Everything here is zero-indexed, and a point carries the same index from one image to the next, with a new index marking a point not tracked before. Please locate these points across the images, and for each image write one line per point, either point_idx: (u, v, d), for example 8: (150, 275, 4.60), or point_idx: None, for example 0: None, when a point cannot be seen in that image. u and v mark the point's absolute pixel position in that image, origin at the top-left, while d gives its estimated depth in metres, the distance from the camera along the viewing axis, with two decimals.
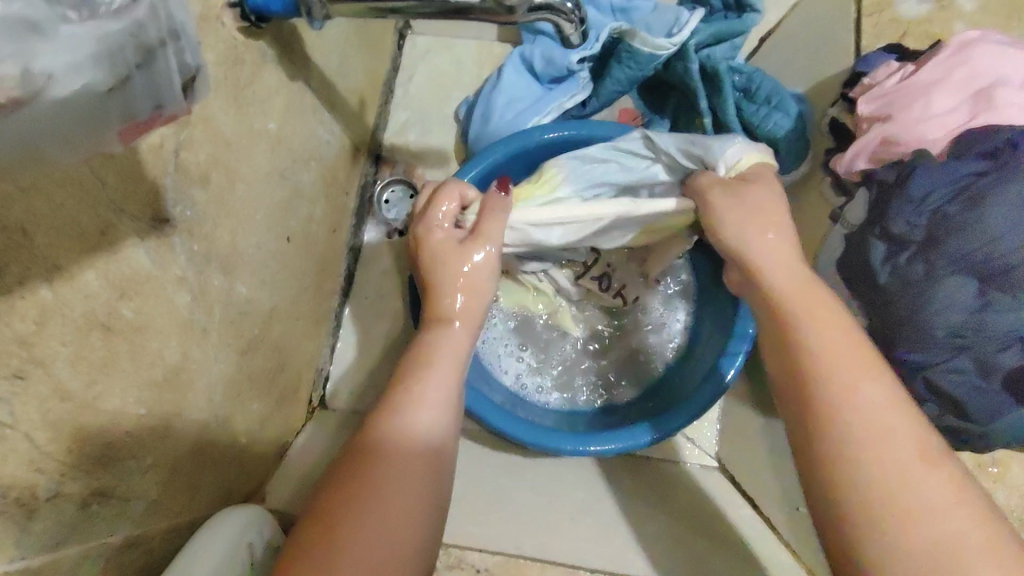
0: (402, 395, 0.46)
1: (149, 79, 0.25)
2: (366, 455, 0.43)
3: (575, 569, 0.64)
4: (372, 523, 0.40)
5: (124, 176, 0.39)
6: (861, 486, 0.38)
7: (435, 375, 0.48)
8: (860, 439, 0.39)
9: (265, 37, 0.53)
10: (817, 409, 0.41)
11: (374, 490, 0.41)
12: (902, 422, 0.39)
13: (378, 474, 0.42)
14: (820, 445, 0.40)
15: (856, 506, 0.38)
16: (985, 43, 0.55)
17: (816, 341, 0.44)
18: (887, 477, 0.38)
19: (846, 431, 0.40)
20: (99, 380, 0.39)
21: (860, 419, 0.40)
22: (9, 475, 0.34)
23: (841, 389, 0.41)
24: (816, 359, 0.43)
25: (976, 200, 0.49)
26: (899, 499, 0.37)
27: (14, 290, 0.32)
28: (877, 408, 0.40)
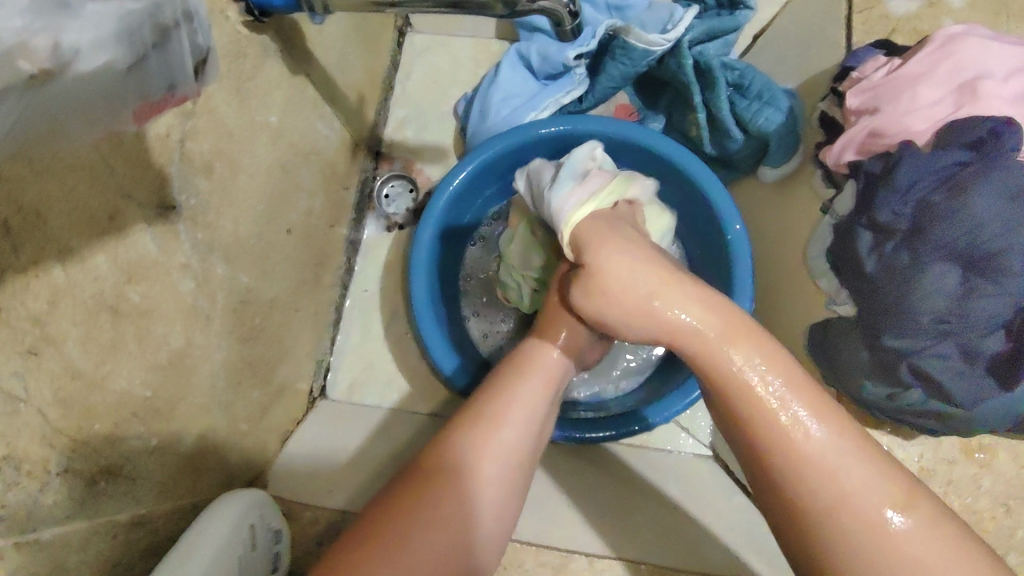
0: (489, 410, 0.47)
1: (163, 58, 0.27)
2: (469, 451, 0.45)
3: (571, 553, 0.65)
4: (433, 518, 0.41)
5: (132, 162, 0.40)
6: (840, 533, 0.37)
7: (528, 394, 0.49)
8: (828, 488, 0.38)
9: (267, 32, 0.54)
10: (773, 457, 0.40)
11: (445, 499, 0.42)
12: (866, 464, 0.39)
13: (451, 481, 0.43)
14: (791, 494, 0.39)
15: (838, 556, 0.37)
16: (969, 37, 0.57)
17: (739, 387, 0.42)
18: (860, 524, 0.37)
19: (820, 481, 0.38)
20: (107, 360, 0.41)
21: (830, 469, 0.38)
22: (22, 448, 0.35)
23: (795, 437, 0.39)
24: (756, 405, 0.41)
25: (960, 189, 0.50)
26: (882, 542, 0.37)
27: (28, 270, 0.34)
28: (837, 454, 0.39)
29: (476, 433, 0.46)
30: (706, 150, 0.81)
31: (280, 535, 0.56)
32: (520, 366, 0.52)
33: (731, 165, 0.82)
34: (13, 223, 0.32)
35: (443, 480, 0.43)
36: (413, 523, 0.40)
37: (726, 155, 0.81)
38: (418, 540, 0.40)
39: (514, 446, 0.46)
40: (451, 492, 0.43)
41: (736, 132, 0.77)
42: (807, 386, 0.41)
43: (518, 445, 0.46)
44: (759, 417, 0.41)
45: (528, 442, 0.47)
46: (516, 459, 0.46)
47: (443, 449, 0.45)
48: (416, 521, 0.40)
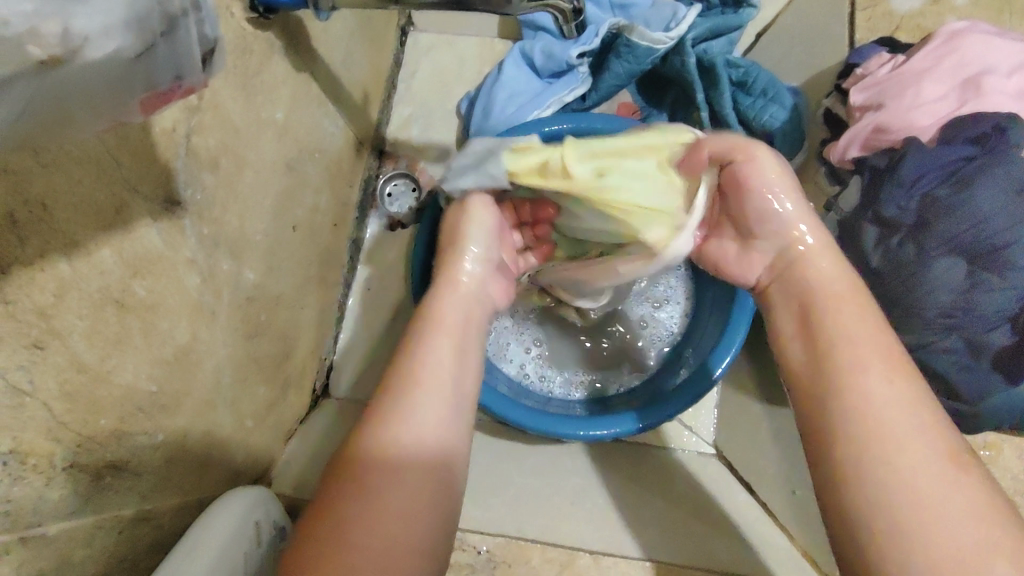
0: (394, 390, 0.46)
1: (170, 48, 0.27)
2: (378, 425, 0.44)
3: (574, 551, 0.67)
4: (368, 505, 0.41)
5: (138, 156, 0.40)
6: (880, 485, 0.39)
7: (434, 354, 0.49)
8: (882, 437, 0.40)
9: (272, 28, 0.54)
10: (836, 401, 0.43)
11: (385, 485, 0.42)
12: (924, 425, 0.40)
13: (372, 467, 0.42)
14: (841, 439, 0.41)
15: (888, 484, 0.38)
16: (973, 34, 0.57)
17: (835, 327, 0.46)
18: (903, 475, 0.38)
19: (890, 422, 0.40)
20: (113, 355, 0.41)
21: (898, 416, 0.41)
22: (28, 441, 0.35)
23: (865, 383, 0.43)
24: (841, 347, 0.45)
25: (965, 182, 0.51)
26: (919, 497, 0.37)
27: (35, 262, 0.33)
28: (910, 405, 0.41)
29: (387, 407, 0.45)
30: None
31: (283, 531, 0.56)
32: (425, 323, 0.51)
33: None
34: (20, 215, 0.32)
35: (369, 466, 0.42)
36: (351, 505, 0.40)
37: None
38: (357, 520, 0.40)
39: (429, 403, 0.46)
40: (372, 466, 0.42)
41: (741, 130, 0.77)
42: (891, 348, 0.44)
43: (434, 401, 0.46)
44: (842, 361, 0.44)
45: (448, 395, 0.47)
46: (441, 417, 0.46)
47: (358, 438, 0.44)
48: (346, 503, 0.40)
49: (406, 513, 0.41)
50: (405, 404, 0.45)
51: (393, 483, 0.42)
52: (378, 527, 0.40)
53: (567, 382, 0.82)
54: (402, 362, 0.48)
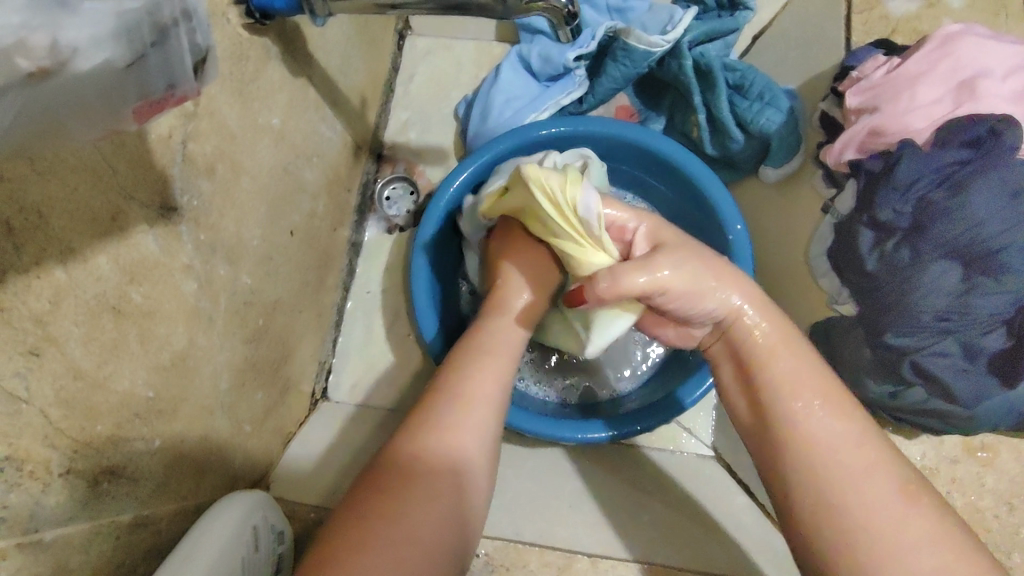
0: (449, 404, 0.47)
1: (163, 57, 0.27)
2: (432, 431, 0.45)
3: (572, 553, 0.65)
4: (417, 507, 0.41)
5: (134, 163, 0.40)
6: (836, 527, 0.40)
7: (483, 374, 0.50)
8: (829, 484, 0.41)
9: (268, 34, 0.54)
10: (790, 461, 0.44)
11: (428, 493, 0.42)
12: (868, 464, 0.42)
13: (418, 474, 0.43)
14: (796, 500, 0.43)
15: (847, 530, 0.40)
16: (968, 36, 0.57)
17: (775, 380, 0.46)
18: (857, 515, 0.40)
19: (833, 465, 0.42)
20: (110, 361, 0.41)
21: (844, 462, 0.42)
22: (24, 448, 0.35)
23: (815, 437, 0.43)
24: (784, 408, 0.45)
25: (961, 185, 0.50)
26: (873, 532, 0.39)
27: (30, 269, 0.34)
28: (852, 449, 0.42)
29: (434, 417, 0.46)
30: (707, 152, 0.81)
31: (282, 536, 0.56)
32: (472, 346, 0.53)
33: (732, 165, 0.82)
34: (16, 223, 0.32)
35: (423, 474, 0.43)
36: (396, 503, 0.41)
37: (728, 155, 0.81)
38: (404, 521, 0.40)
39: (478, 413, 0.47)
40: (416, 475, 0.43)
41: (738, 133, 0.77)
42: (832, 398, 0.45)
43: (484, 414, 0.48)
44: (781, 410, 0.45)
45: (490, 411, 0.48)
46: (483, 428, 0.47)
47: (406, 443, 0.45)
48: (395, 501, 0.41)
49: (442, 517, 0.42)
50: (454, 416, 0.46)
51: (435, 489, 0.43)
52: (417, 531, 0.40)
53: (564, 387, 0.82)
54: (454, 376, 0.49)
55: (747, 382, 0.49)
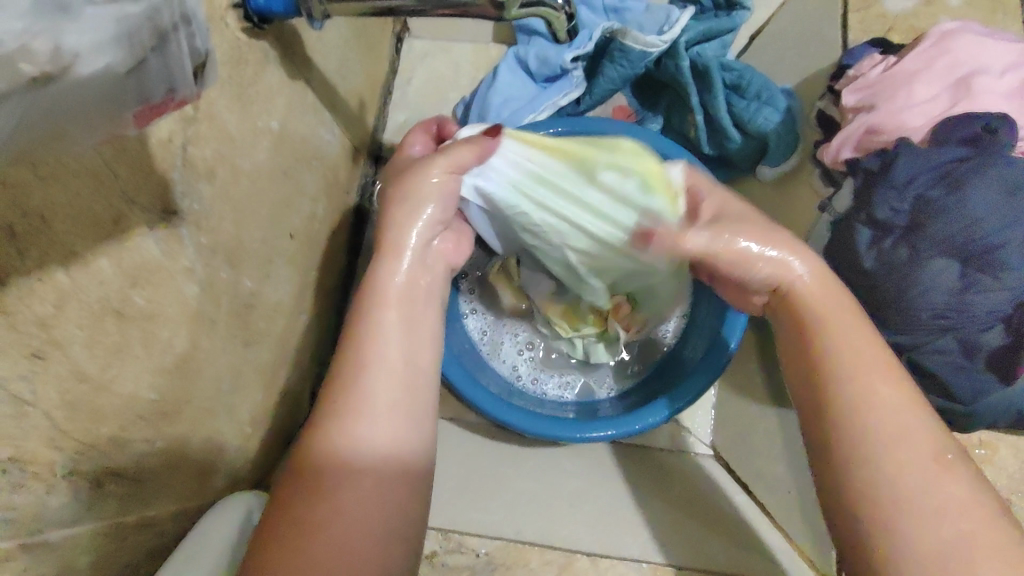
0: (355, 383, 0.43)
1: (162, 60, 0.28)
2: (334, 421, 0.42)
3: (572, 552, 0.67)
4: (352, 509, 0.40)
5: (136, 168, 0.41)
6: (879, 505, 0.40)
7: (394, 323, 0.46)
8: (879, 455, 0.41)
9: (267, 38, 0.55)
10: (837, 422, 0.43)
11: (351, 489, 0.40)
12: (911, 433, 0.41)
13: (341, 476, 0.40)
14: (838, 460, 0.42)
15: (890, 499, 0.39)
16: (963, 34, 0.57)
17: (837, 343, 0.45)
18: (902, 479, 0.40)
19: (874, 430, 0.42)
20: (113, 364, 0.41)
21: (885, 424, 0.42)
22: (30, 450, 0.35)
23: (864, 402, 0.43)
24: (833, 372, 0.45)
25: (957, 184, 0.51)
26: (915, 506, 0.39)
27: (34, 272, 0.34)
28: (894, 411, 0.42)
29: (345, 403, 0.42)
30: (704, 151, 0.81)
31: None
32: (370, 288, 0.47)
33: (730, 164, 0.82)
34: (19, 228, 0.32)
35: (342, 471, 0.41)
36: (319, 508, 0.39)
37: (726, 154, 0.81)
38: (331, 525, 0.39)
39: (386, 365, 0.44)
40: (332, 463, 0.41)
41: (735, 132, 0.77)
42: (877, 361, 0.44)
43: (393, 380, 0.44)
44: (844, 376, 0.44)
45: (408, 357, 0.45)
46: (398, 384, 0.44)
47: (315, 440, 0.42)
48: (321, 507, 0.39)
49: (377, 501, 0.41)
50: (361, 378, 0.43)
51: (371, 473, 0.41)
52: (349, 516, 0.40)
53: (560, 384, 0.82)
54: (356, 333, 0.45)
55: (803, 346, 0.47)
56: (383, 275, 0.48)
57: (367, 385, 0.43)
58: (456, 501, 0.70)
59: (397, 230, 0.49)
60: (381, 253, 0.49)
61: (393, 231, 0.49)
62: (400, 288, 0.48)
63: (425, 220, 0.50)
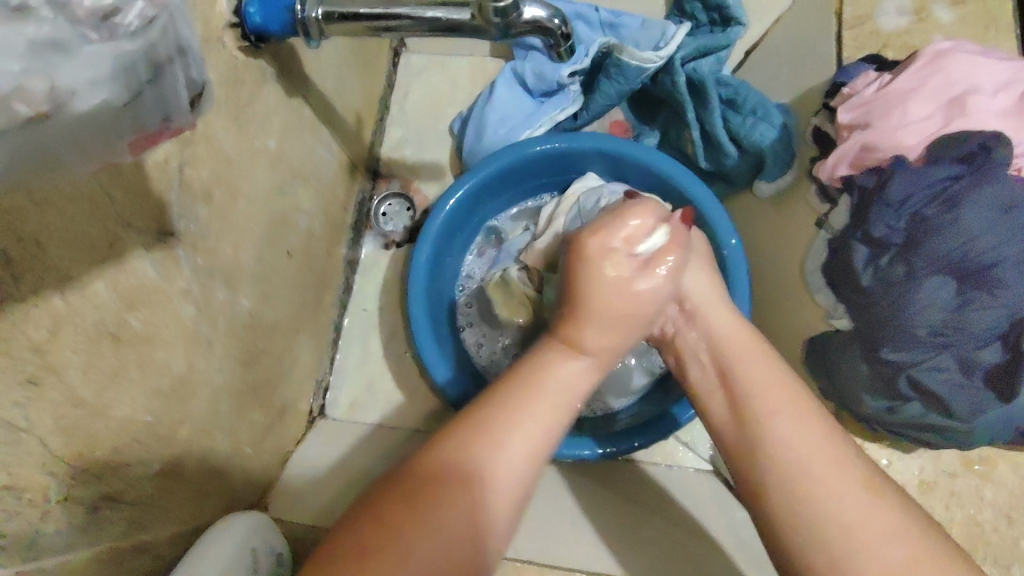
0: (501, 409, 0.42)
1: (158, 92, 0.27)
2: (484, 436, 0.40)
3: (573, 573, 0.64)
4: (438, 531, 0.37)
5: (132, 191, 0.40)
6: (819, 535, 0.39)
7: (546, 405, 0.43)
8: (807, 483, 0.40)
9: (264, 57, 0.55)
10: (763, 459, 0.43)
11: (450, 513, 0.38)
12: (842, 467, 0.41)
13: (449, 493, 0.38)
14: (769, 495, 0.42)
15: (812, 526, 0.39)
16: (957, 53, 0.58)
17: (750, 386, 0.46)
18: (822, 500, 0.39)
19: (795, 463, 0.41)
20: (108, 388, 0.41)
21: (798, 457, 0.41)
22: (25, 477, 0.35)
23: (781, 436, 0.42)
24: (754, 405, 0.45)
25: (952, 202, 0.51)
26: (849, 527, 0.38)
27: (29, 299, 0.34)
28: (807, 447, 0.42)
29: (500, 426, 0.41)
30: (701, 165, 0.82)
31: (281, 557, 0.56)
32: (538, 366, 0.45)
33: (726, 180, 0.83)
34: (15, 254, 0.32)
35: (439, 493, 0.38)
36: (395, 523, 0.37)
37: (722, 170, 0.81)
38: (422, 529, 0.37)
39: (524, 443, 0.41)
40: (449, 480, 0.39)
41: (732, 148, 0.78)
42: (796, 393, 0.45)
43: (549, 434, 0.42)
44: (754, 414, 0.44)
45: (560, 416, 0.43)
46: (542, 461, 0.42)
47: (439, 461, 0.40)
48: (417, 520, 0.37)
49: (467, 534, 0.38)
50: (516, 422, 0.41)
51: (474, 498, 0.39)
52: (440, 539, 0.37)
53: None
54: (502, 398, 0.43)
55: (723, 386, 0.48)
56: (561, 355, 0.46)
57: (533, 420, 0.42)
58: None
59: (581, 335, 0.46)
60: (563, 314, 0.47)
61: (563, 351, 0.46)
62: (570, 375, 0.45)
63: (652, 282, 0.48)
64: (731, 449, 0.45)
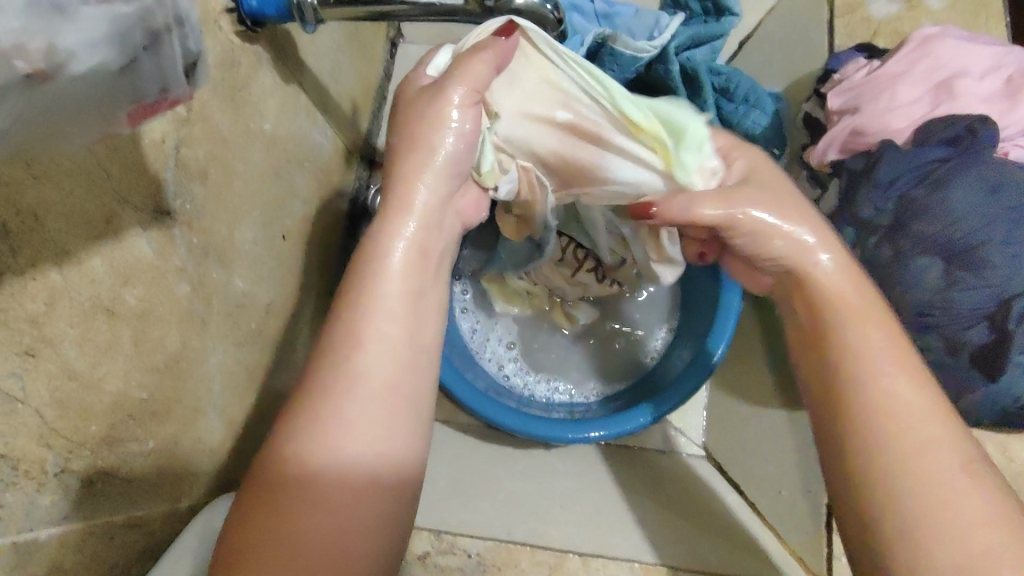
0: (331, 366, 0.41)
1: (156, 62, 0.28)
2: (319, 413, 0.39)
3: (564, 552, 0.67)
4: (320, 517, 0.37)
5: (128, 169, 0.41)
6: (898, 505, 0.39)
7: (378, 315, 0.42)
8: (901, 456, 0.40)
9: (260, 41, 0.55)
10: (857, 420, 0.42)
11: (320, 502, 0.37)
12: (940, 441, 0.40)
13: (297, 497, 0.37)
14: (857, 457, 0.42)
15: (890, 499, 0.39)
16: (945, 39, 0.58)
17: (859, 345, 0.45)
18: (917, 474, 0.39)
19: (898, 430, 0.41)
20: (104, 362, 0.41)
21: (905, 427, 0.41)
22: (21, 447, 0.35)
23: (892, 402, 0.42)
24: (868, 364, 0.44)
25: (940, 183, 0.52)
26: (936, 501, 0.38)
27: (27, 271, 0.34)
28: (912, 413, 0.41)
29: (322, 387, 0.40)
30: None
31: None
32: (367, 265, 0.45)
33: None
34: (12, 227, 0.33)
35: (301, 486, 0.38)
36: (264, 522, 0.37)
37: None
38: (306, 521, 0.37)
39: (377, 349, 0.42)
40: (293, 479, 0.38)
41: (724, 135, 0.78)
42: (910, 360, 0.44)
43: (387, 354, 0.42)
44: (855, 376, 0.44)
45: (395, 348, 0.42)
46: (388, 374, 0.41)
47: (280, 447, 0.39)
48: (300, 516, 0.37)
49: (351, 509, 0.38)
50: (348, 370, 0.40)
51: (337, 480, 0.38)
52: (315, 529, 0.37)
53: (548, 384, 0.83)
54: (341, 313, 0.42)
55: (821, 340, 0.47)
56: (382, 247, 0.45)
57: (355, 366, 0.41)
58: (447, 501, 0.70)
59: (404, 195, 0.47)
60: (384, 232, 0.46)
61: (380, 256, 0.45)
62: (402, 263, 0.45)
63: (455, 130, 0.48)
64: (823, 401, 0.45)
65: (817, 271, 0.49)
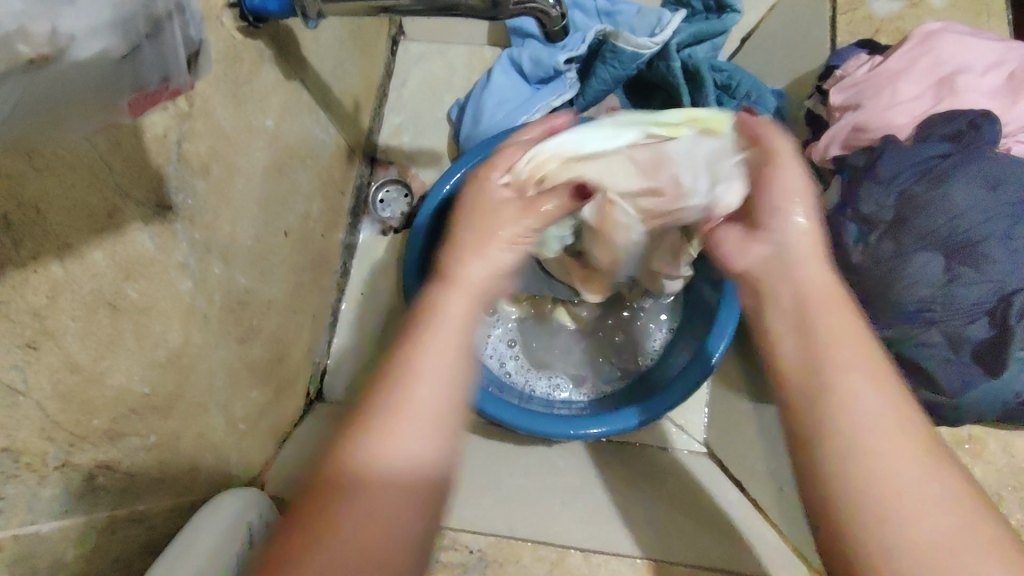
0: (397, 374, 0.38)
1: (156, 49, 0.28)
2: (386, 412, 0.36)
3: (564, 548, 0.65)
4: (369, 527, 0.34)
5: (130, 163, 0.41)
6: (860, 507, 0.35)
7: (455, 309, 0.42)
8: (872, 453, 0.36)
9: (262, 37, 0.55)
10: (823, 412, 0.38)
11: (370, 511, 0.34)
12: (910, 440, 0.37)
13: (352, 503, 0.34)
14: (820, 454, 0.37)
15: (850, 497, 0.35)
16: (948, 33, 0.59)
17: (829, 334, 0.41)
18: (884, 472, 0.35)
19: (861, 425, 0.37)
20: (106, 356, 0.41)
21: (865, 421, 0.37)
22: (22, 440, 0.35)
23: (856, 394, 0.38)
24: (830, 352, 0.40)
25: (940, 179, 0.52)
26: (896, 502, 0.35)
27: (29, 264, 0.34)
28: (877, 409, 0.38)
29: (389, 399, 0.37)
30: None
31: None
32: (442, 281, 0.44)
33: None
34: (14, 218, 0.33)
35: (355, 491, 0.35)
36: (316, 531, 0.34)
37: None
38: (350, 529, 0.34)
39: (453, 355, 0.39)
40: (353, 485, 0.35)
41: None
42: (874, 355, 0.40)
43: (452, 359, 0.39)
44: (824, 366, 0.40)
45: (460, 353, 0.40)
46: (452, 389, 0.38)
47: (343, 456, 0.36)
48: (348, 524, 0.34)
49: (401, 522, 0.35)
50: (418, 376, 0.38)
51: (395, 486, 0.35)
52: (364, 538, 0.34)
53: (550, 382, 0.83)
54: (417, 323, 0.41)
55: (799, 329, 0.42)
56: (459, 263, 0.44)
57: (427, 374, 0.38)
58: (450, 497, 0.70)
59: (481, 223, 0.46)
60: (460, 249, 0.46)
61: (455, 264, 0.44)
62: (480, 278, 0.44)
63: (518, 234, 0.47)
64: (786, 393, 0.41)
65: (791, 252, 0.46)
